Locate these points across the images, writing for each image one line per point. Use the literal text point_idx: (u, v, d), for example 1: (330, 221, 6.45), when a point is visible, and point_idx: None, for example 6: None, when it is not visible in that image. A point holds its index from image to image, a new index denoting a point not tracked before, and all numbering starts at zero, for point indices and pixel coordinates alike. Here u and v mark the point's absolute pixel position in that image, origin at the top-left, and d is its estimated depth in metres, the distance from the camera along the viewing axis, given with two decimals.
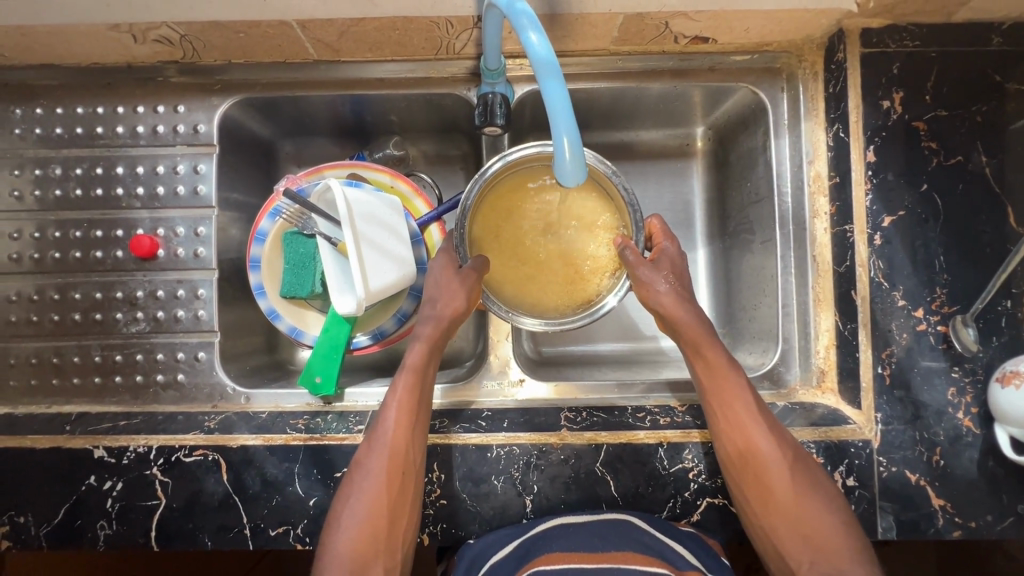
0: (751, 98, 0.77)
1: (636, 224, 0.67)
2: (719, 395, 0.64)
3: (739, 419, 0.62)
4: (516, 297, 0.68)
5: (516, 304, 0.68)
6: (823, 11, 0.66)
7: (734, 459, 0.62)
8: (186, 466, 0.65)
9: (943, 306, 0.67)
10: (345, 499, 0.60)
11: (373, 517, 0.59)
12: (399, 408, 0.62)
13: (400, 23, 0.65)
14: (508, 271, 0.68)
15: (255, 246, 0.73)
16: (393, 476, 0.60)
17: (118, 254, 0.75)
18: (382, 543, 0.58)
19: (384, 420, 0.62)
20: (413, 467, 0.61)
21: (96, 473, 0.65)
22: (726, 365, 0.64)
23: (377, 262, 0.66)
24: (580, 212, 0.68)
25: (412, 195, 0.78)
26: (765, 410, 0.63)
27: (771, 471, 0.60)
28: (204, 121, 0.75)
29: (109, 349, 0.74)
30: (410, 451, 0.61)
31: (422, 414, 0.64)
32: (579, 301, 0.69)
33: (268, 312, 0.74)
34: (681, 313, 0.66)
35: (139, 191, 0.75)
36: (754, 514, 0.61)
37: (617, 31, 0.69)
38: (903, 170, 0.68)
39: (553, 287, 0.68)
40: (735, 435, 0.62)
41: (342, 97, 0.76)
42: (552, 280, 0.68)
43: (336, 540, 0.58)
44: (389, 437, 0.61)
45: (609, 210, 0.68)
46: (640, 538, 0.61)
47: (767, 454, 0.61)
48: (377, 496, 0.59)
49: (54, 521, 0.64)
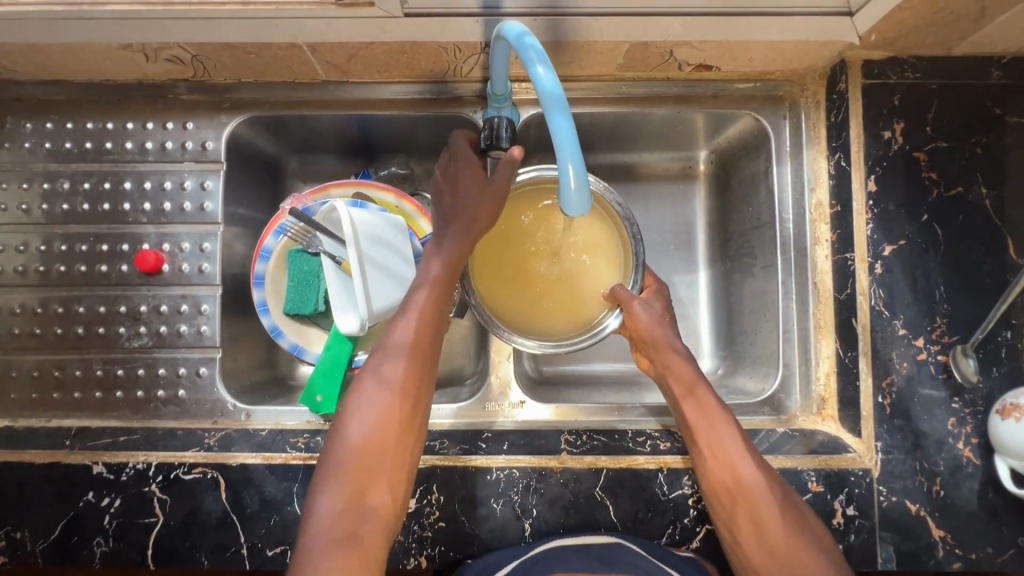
0: (755, 125, 0.78)
1: (634, 237, 0.68)
2: (715, 445, 0.61)
3: (728, 458, 0.60)
4: (517, 319, 0.69)
5: (518, 327, 0.69)
6: (825, 43, 0.67)
7: (724, 505, 0.60)
8: (185, 484, 0.65)
9: (943, 336, 0.67)
10: (343, 437, 0.58)
11: (370, 454, 0.57)
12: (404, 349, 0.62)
13: (409, 47, 0.66)
14: (510, 292, 0.69)
15: (260, 262, 0.73)
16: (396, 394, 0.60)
17: (123, 268, 0.75)
18: (382, 472, 0.57)
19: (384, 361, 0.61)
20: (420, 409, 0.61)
21: (95, 489, 0.65)
22: (719, 412, 0.63)
23: (380, 282, 0.68)
24: (581, 230, 0.70)
25: (416, 214, 0.77)
26: (760, 458, 0.61)
27: (765, 512, 0.58)
28: (212, 138, 0.76)
29: (111, 363, 0.74)
30: (417, 379, 0.61)
31: (430, 355, 0.63)
32: (579, 324, 0.70)
33: (270, 329, 0.74)
34: (672, 356, 0.66)
35: (146, 207, 0.75)
36: (746, 561, 0.59)
37: (622, 58, 0.70)
38: (903, 200, 0.69)
39: (554, 310, 0.69)
40: (726, 484, 0.60)
41: (350, 117, 0.77)
42: (551, 302, 0.69)
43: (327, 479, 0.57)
44: (389, 378, 0.60)
45: (610, 228, 0.70)
46: (640, 563, 0.61)
47: (760, 506, 0.58)
48: (375, 430, 0.58)
49: (52, 536, 0.64)
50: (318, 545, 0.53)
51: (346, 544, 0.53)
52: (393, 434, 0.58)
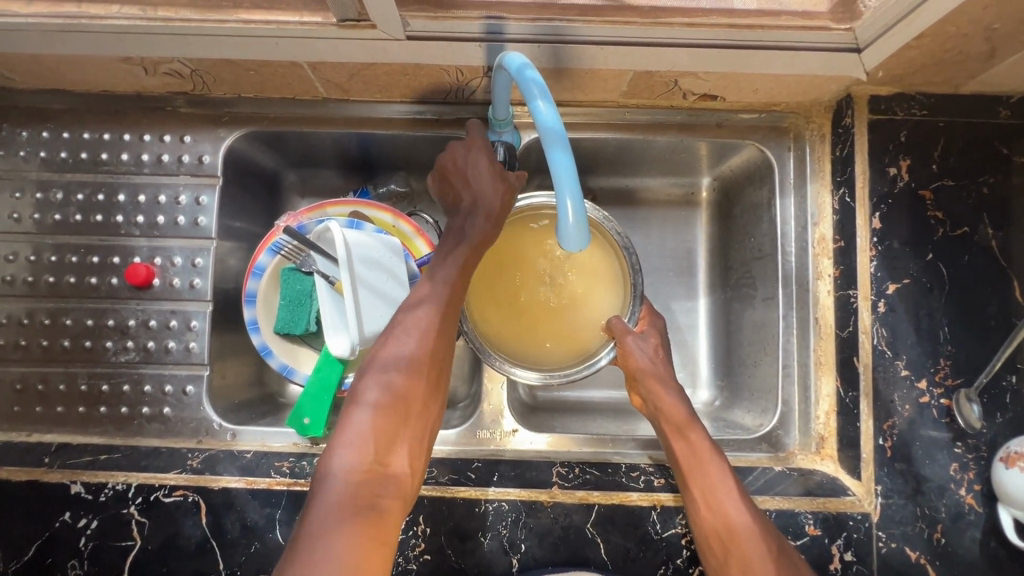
0: (759, 156, 0.77)
1: (633, 268, 0.67)
2: (705, 488, 0.60)
3: (719, 503, 0.59)
4: (515, 348, 0.68)
5: (514, 357, 0.68)
6: (832, 78, 0.66)
7: (717, 553, 0.58)
8: (165, 507, 0.63)
9: (947, 378, 0.66)
10: (356, 410, 0.56)
11: (392, 424, 0.56)
12: (431, 320, 0.60)
13: (410, 69, 0.66)
14: (506, 321, 0.68)
15: (252, 280, 0.72)
16: (418, 374, 0.58)
17: (113, 281, 0.74)
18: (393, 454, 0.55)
19: (401, 331, 0.60)
20: (439, 384, 0.60)
21: (71, 510, 0.63)
22: (710, 454, 0.61)
23: (372, 304, 0.67)
24: (582, 259, 0.69)
25: (413, 235, 0.76)
26: (751, 502, 0.59)
27: (758, 562, 0.56)
28: (209, 152, 0.75)
29: (95, 378, 0.72)
30: (437, 364, 0.60)
31: (449, 342, 0.61)
32: (575, 353, 0.68)
33: (260, 348, 0.72)
34: (666, 396, 0.65)
35: (139, 219, 0.74)
36: None
37: (626, 86, 0.70)
38: (908, 238, 0.68)
39: (553, 340, 0.68)
40: (717, 530, 0.58)
41: (350, 134, 0.76)
42: (551, 331, 0.68)
43: (340, 450, 0.54)
44: (415, 349, 0.59)
45: (611, 257, 0.69)
46: None
47: (754, 556, 0.56)
48: (397, 401, 0.57)
49: (25, 557, 0.62)
50: (332, 518, 0.50)
51: (363, 518, 0.51)
52: (413, 407, 0.57)
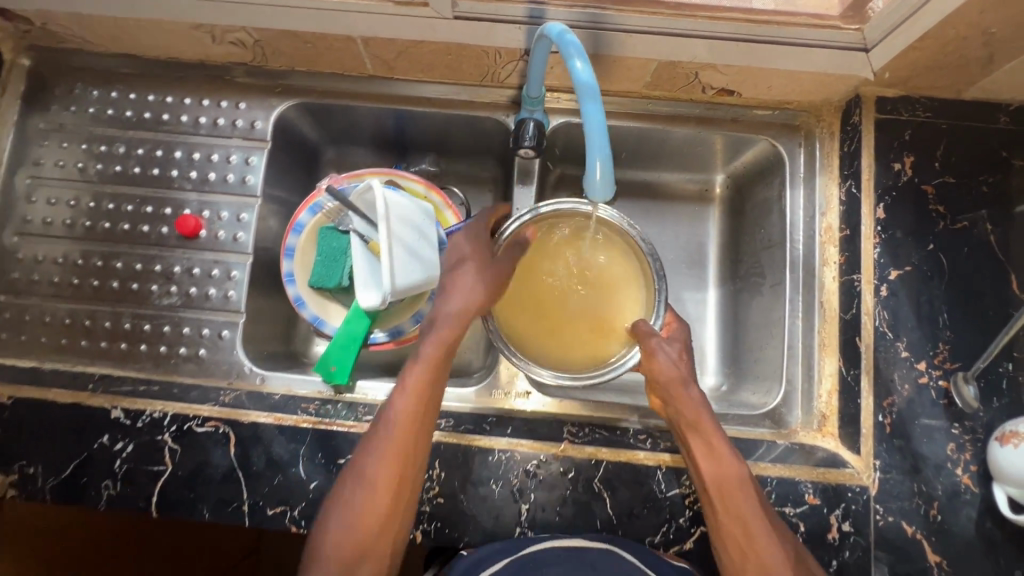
0: (770, 151, 0.82)
1: (656, 272, 0.72)
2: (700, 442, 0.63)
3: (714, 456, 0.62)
4: (540, 348, 0.72)
5: (535, 358, 0.72)
6: (841, 77, 0.72)
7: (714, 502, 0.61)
8: (197, 436, 0.67)
9: (945, 362, 0.69)
10: (377, 429, 0.60)
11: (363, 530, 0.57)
12: (400, 426, 0.60)
13: (454, 49, 0.72)
14: (531, 322, 0.72)
15: (292, 235, 0.77)
16: (388, 480, 0.59)
17: (163, 230, 0.79)
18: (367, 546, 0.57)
19: (400, 395, 0.61)
20: (410, 482, 0.60)
21: (110, 433, 0.67)
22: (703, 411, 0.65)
23: (405, 261, 0.71)
24: (605, 269, 0.74)
25: (443, 206, 0.81)
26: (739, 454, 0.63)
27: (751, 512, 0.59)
28: (261, 118, 0.81)
29: (139, 317, 0.77)
30: (409, 463, 0.60)
31: (419, 441, 0.61)
32: (598, 353, 0.72)
33: (294, 298, 0.77)
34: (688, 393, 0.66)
35: (192, 175, 0.80)
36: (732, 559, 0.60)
37: (650, 76, 0.76)
38: (911, 229, 0.72)
39: (577, 341, 0.72)
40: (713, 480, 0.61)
41: (391, 110, 0.82)
42: (575, 334, 0.72)
43: (382, 419, 0.61)
44: (383, 456, 0.59)
45: (633, 264, 0.74)
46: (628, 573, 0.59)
47: (767, 558, 0.57)
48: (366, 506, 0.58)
49: (62, 475, 0.66)
50: None
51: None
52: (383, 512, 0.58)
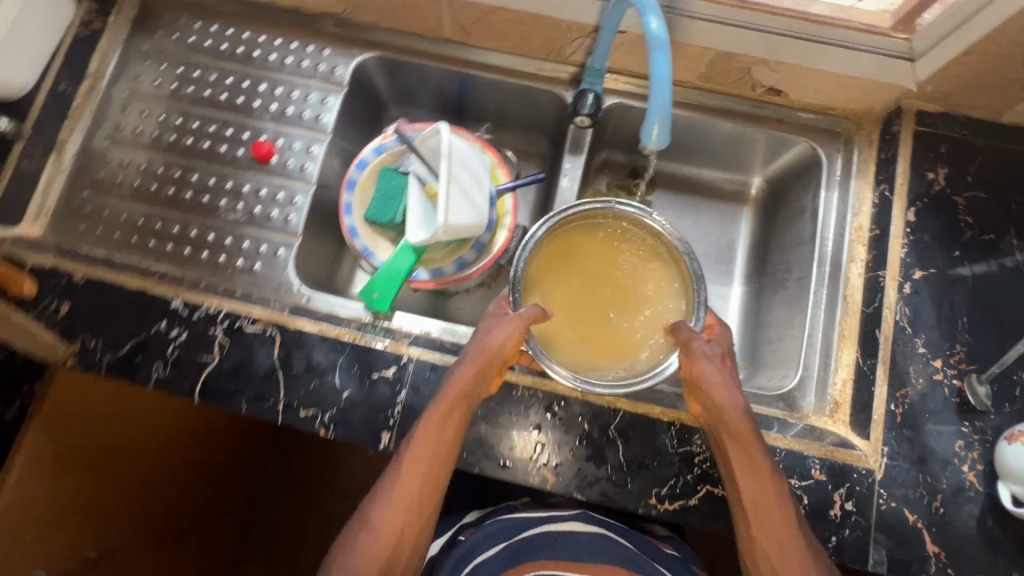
0: (809, 153, 0.86)
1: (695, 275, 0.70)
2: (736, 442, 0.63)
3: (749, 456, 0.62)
4: (564, 348, 0.69)
5: (558, 356, 0.68)
6: (886, 86, 0.77)
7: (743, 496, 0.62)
8: (246, 334, 0.73)
9: (961, 362, 0.71)
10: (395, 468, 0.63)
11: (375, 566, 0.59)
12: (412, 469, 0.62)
13: (529, 19, 0.80)
14: (559, 318, 0.70)
15: (355, 170, 0.84)
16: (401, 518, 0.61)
17: (238, 152, 0.86)
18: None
19: (419, 441, 0.63)
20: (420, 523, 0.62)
21: (167, 320, 0.73)
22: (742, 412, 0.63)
23: (459, 202, 0.77)
24: (642, 280, 0.73)
25: (496, 166, 0.87)
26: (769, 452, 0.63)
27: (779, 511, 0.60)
28: (342, 65, 0.88)
29: (204, 228, 0.82)
30: (420, 505, 0.62)
31: (431, 488, 0.62)
32: (627, 358, 0.69)
33: (349, 228, 0.82)
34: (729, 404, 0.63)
35: (272, 107, 0.87)
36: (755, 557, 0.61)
37: (705, 67, 0.82)
38: (939, 235, 0.75)
39: (603, 345, 0.69)
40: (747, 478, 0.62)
41: (460, 73, 0.89)
42: (602, 337, 0.69)
43: (409, 439, 0.64)
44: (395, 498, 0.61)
45: (672, 276, 0.73)
46: (624, 552, 0.73)
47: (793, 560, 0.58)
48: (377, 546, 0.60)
49: (119, 351, 0.72)
50: None
51: None
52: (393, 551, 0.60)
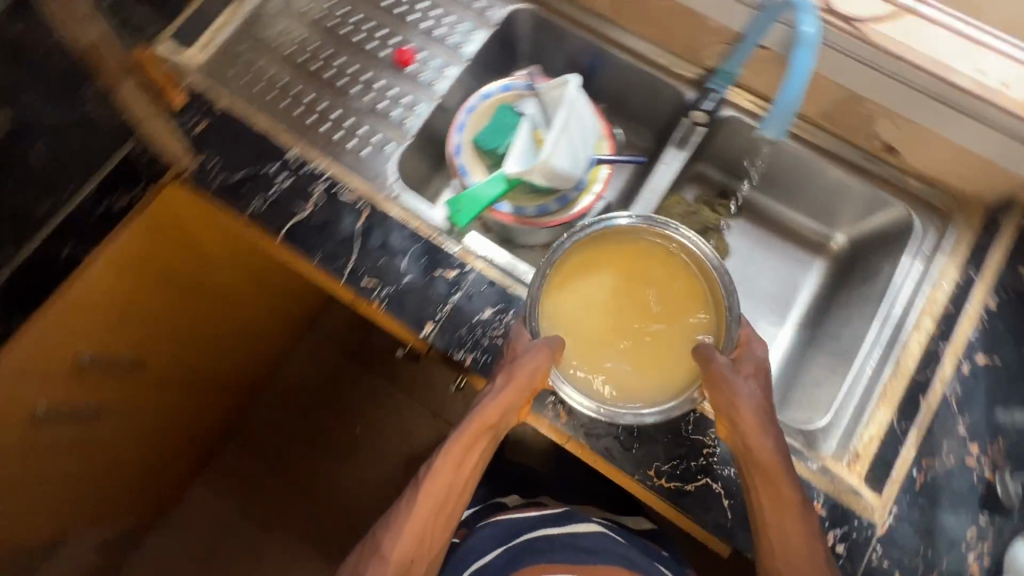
0: (903, 219, 0.86)
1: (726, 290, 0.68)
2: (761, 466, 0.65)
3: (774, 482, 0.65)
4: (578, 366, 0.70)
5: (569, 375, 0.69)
6: (1004, 175, 0.78)
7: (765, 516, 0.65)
8: (340, 199, 0.81)
9: (997, 455, 0.71)
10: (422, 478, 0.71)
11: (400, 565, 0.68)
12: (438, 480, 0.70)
13: (681, 12, 0.85)
14: (579, 339, 0.70)
15: (479, 97, 0.91)
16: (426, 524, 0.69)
17: (382, 53, 0.94)
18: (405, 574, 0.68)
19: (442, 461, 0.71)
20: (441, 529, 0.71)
21: (280, 164, 0.83)
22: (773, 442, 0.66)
23: (561, 149, 0.83)
24: (670, 306, 0.71)
25: (602, 136, 0.91)
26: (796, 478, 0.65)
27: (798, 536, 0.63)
28: (497, 7, 0.96)
29: (332, 105, 0.89)
30: (442, 514, 0.70)
31: (451, 500, 0.71)
32: (636, 390, 0.69)
33: (455, 144, 0.90)
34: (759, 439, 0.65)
35: (424, 24, 0.95)
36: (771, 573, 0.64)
37: (830, 106, 0.85)
38: (1014, 331, 0.76)
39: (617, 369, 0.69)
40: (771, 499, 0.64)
41: (599, 46, 0.95)
42: (619, 361, 0.69)
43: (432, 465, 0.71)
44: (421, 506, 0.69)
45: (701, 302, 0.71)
46: (625, 555, 0.83)
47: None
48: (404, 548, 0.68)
49: (233, 175, 0.83)
50: None
51: None
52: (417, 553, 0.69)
